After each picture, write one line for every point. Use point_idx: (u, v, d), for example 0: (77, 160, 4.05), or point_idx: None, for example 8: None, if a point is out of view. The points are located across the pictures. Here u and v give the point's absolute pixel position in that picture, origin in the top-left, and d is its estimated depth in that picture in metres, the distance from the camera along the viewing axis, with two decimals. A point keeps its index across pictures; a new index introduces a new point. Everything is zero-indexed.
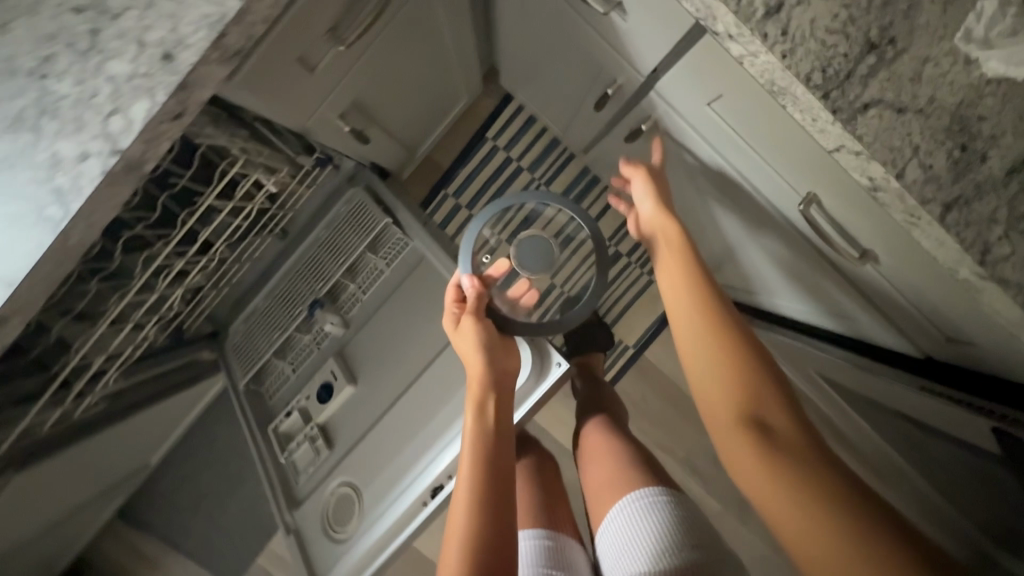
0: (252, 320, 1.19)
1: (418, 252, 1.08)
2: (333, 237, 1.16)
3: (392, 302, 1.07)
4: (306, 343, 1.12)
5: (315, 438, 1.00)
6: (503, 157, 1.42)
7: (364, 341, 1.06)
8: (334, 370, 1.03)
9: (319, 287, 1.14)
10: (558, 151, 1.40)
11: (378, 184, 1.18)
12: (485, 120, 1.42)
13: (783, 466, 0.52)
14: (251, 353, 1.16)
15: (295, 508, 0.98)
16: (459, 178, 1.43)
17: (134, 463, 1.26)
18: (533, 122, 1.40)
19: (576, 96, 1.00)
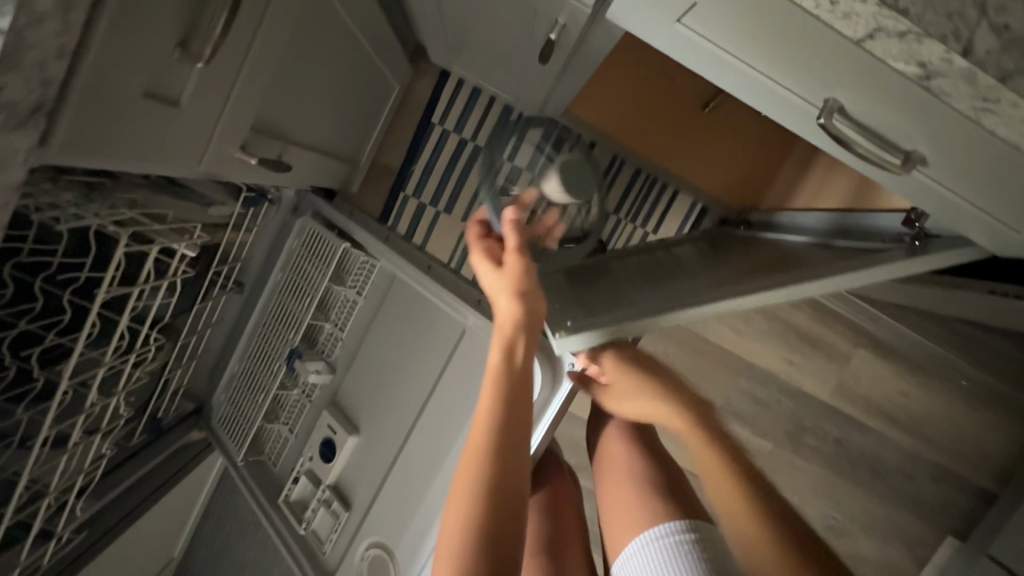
0: (234, 387, 1.08)
1: (387, 272, 0.95)
2: (292, 278, 1.04)
3: (375, 333, 0.96)
4: (295, 398, 1.01)
5: (330, 500, 0.90)
6: (456, 141, 1.28)
7: (355, 383, 0.95)
8: (332, 423, 0.92)
9: (292, 336, 1.02)
10: (513, 119, 1.26)
11: (324, 206, 1.05)
12: (426, 105, 1.27)
13: None
14: (240, 424, 1.06)
15: None
16: (415, 176, 1.30)
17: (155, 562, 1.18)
18: (479, 94, 1.25)
19: (517, 54, 0.86)
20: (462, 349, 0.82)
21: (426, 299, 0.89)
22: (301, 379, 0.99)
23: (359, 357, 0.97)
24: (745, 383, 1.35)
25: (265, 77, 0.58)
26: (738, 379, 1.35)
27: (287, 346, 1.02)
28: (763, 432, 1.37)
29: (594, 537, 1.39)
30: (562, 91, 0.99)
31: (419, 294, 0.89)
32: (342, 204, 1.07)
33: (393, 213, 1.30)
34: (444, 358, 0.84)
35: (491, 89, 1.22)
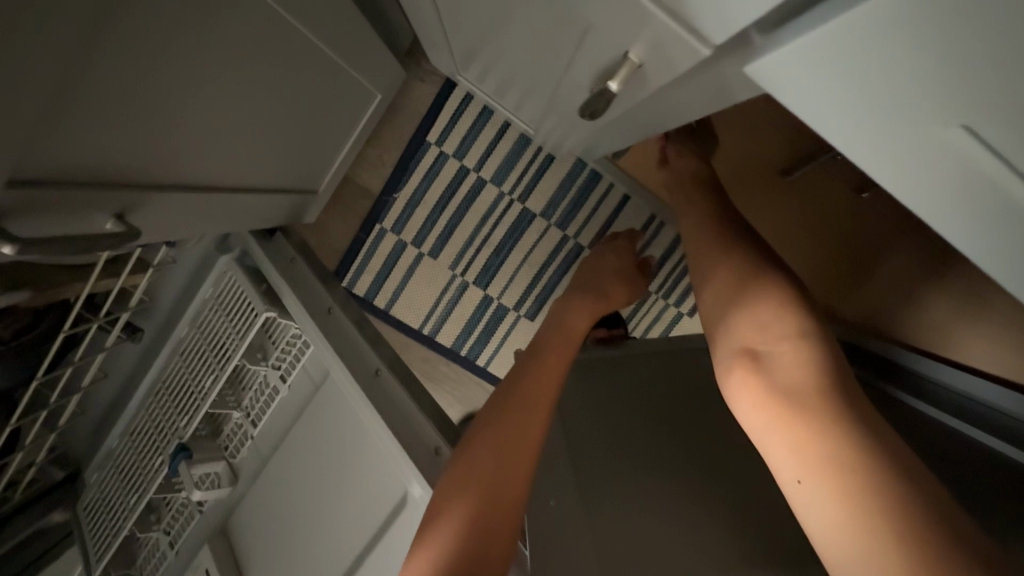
0: (109, 467, 0.80)
1: (321, 361, 0.67)
2: (200, 337, 0.76)
3: (291, 444, 0.68)
4: (181, 504, 0.74)
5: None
6: (453, 169, 0.99)
7: (254, 511, 0.68)
8: (210, 570, 0.65)
9: (185, 420, 0.74)
10: (531, 150, 0.98)
11: (254, 247, 0.76)
12: (421, 118, 0.99)
13: (802, 401, 0.35)
14: (101, 526, 0.77)
15: None
16: (396, 206, 1.01)
17: None
18: (490, 114, 0.97)
19: (545, 79, 0.58)
20: (392, 539, 0.52)
21: (360, 424, 0.60)
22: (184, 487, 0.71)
23: (268, 472, 0.69)
24: None
25: (17, 90, 0.32)
26: None
27: (176, 434, 0.74)
28: None
29: None
30: (601, 137, 0.71)
31: (352, 412, 0.61)
32: (281, 243, 0.79)
33: (363, 250, 1.02)
34: (369, 525, 0.55)
35: (505, 111, 0.93)
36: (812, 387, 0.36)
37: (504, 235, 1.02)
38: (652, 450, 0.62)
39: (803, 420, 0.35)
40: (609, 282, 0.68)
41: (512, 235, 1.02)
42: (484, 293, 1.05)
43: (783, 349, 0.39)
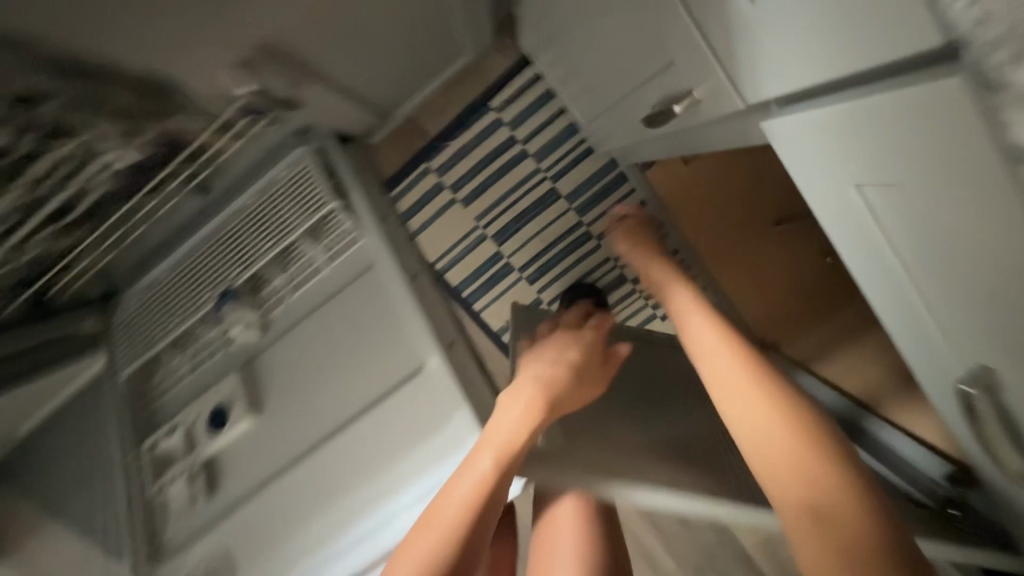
0: (152, 293, 0.94)
1: (368, 255, 0.81)
2: (264, 207, 0.89)
3: (323, 312, 0.81)
4: (211, 339, 0.87)
5: (195, 476, 0.77)
6: (505, 135, 1.13)
7: (277, 357, 0.81)
8: (235, 391, 0.79)
9: (237, 271, 0.88)
10: (575, 140, 1.13)
11: (331, 148, 0.89)
12: (490, 83, 1.12)
13: (826, 518, 0.44)
14: (139, 341, 0.92)
15: (154, 564, 0.75)
16: (446, 153, 1.15)
17: None
18: (550, 99, 1.11)
19: (615, 86, 0.73)
20: (401, 396, 0.68)
21: (392, 309, 0.74)
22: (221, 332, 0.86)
23: (295, 332, 0.82)
24: None
25: None
26: None
27: (228, 280, 0.88)
28: None
29: None
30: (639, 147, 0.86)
31: (388, 298, 0.75)
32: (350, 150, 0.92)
33: (406, 183, 1.15)
34: (383, 383, 0.70)
35: (565, 101, 1.07)
36: (829, 497, 0.45)
37: (530, 204, 1.17)
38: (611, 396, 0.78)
39: (814, 527, 0.44)
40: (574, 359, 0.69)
41: (536, 207, 1.17)
42: (497, 250, 1.19)
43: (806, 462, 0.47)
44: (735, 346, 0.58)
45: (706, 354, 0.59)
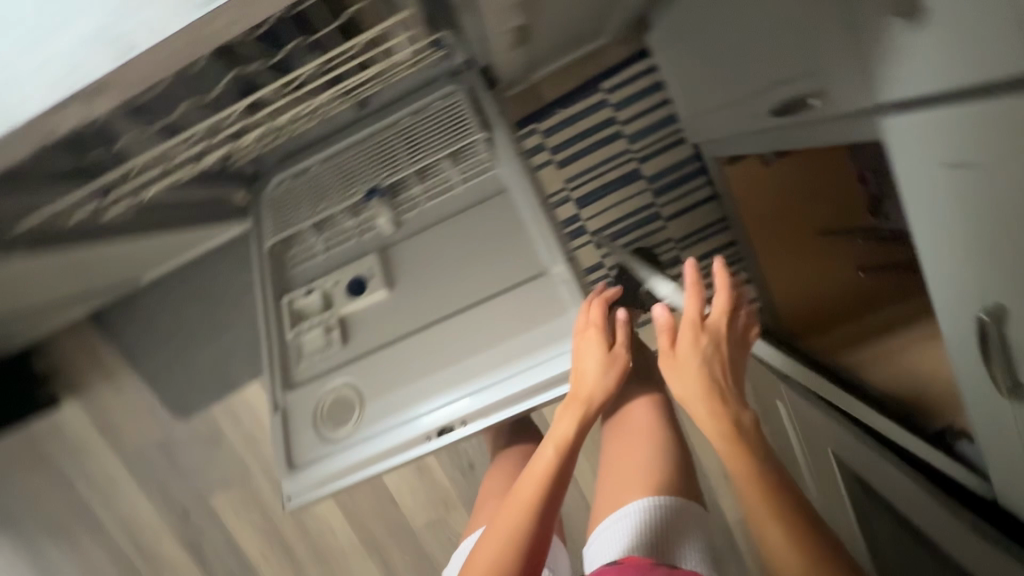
0: (301, 180, 1.11)
1: (501, 182, 0.97)
2: (413, 127, 1.06)
3: (454, 221, 0.97)
4: (347, 228, 1.03)
5: (331, 327, 0.94)
6: (609, 113, 1.30)
7: (409, 249, 0.97)
8: (374, 267, 0.95)
9: (383, 174, 1.04)
10: (667, 131, 1.30)
11: (480, 89, 1.05)
12: (608, 66, 1.28)
13: (776, 503, 0.64)
14: (280, 216, 1.07)
15: (288, 389, 0.92)
16: (554, 119, 1.31)
17: (134, 270, 1.26)
18: (655, 91, 1.28)
19: (740, 85, 0.89)
20: (525, 289, 0.85)
21: (521, 227, 0.91)
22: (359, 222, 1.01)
23: (427, 233, 0.98)
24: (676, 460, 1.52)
25: None
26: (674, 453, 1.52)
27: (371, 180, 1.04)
28: None
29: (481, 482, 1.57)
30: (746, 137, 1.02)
31: (518, 217, 0.92)
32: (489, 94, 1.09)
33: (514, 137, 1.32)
34: (506, 280, 0.87)
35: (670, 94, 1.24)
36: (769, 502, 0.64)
37: (615, 178, 1.34)
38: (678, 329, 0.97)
39: (771, 510, 0.63)
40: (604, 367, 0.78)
41: (620, 182, 1.34)
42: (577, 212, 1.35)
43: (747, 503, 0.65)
44: (713, 385, 0.72)
45: (691, 398, 0.72)
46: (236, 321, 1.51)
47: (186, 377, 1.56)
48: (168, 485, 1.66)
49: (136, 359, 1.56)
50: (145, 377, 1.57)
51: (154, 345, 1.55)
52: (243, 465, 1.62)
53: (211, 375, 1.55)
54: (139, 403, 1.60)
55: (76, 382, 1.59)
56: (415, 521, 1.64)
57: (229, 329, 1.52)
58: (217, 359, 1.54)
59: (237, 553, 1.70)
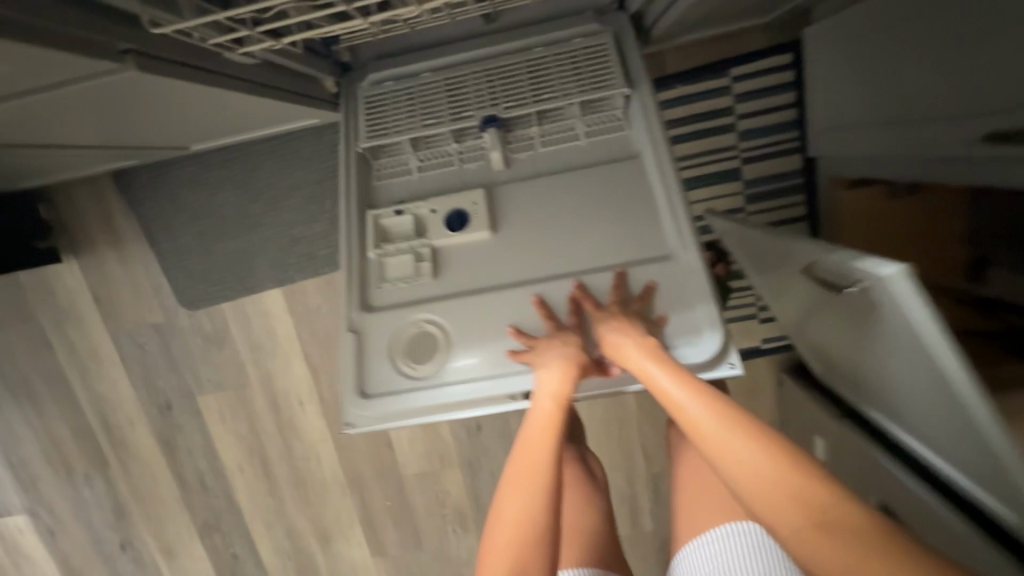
0: (402, 83, 0.99)
1: (633, 148, 0.90)
2: (545, 61, 0.95)
3: (575, 177, 0.90)
4: (449, 150, 0.95)
5: (421, 257, 0.87)
6: (729, 103, 1.22)
7: (517, 193, 0.90)
8: (479, 203, 0.87)
9: (503, 101, 0.93)
10: (781, 137, 1.23)
11: (630, 40, 0.95)
12: (745, 52, 1.19)
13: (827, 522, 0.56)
14: (373, 120, 0.96)
15: (364, 310, 0.86)
16: (671, 93, 1.22)
17: (183, 134, 1.13)
18: (784, 91, 1.20)
19: None
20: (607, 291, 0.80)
21: (652, 203, 0.85)
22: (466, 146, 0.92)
23: (539, 180, 0.90)
24: None
25: None
26: None
27: (485, 104, 0.93)
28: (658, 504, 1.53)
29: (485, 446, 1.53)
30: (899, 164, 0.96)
31: (649, 191, 0.86)
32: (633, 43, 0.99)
33: None
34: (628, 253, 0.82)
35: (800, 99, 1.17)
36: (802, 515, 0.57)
37: (714, 172, 1.27)
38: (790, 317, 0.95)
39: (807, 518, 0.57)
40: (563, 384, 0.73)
41: (717, 177, 1.27)
42: None
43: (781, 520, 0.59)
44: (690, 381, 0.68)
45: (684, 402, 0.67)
46: (272, 219, 1.39)
47: (203, 266, 1.44)
48: (155, 372, 1.56)
49: (151, 232, 1.43)
50: (157, 255, 1.45)
51: (176, 223, 1.42)
52: (241, 371, 1.53)
53: (231, 270, 1.44)
54: (144, 281, 1.47)
55: (81, 242, 1.45)
56: (405, 468, 1.59)
57: (261, 225, 1.40)
58: (240, 255, 1.43)
59: (213, 458, 1.62)
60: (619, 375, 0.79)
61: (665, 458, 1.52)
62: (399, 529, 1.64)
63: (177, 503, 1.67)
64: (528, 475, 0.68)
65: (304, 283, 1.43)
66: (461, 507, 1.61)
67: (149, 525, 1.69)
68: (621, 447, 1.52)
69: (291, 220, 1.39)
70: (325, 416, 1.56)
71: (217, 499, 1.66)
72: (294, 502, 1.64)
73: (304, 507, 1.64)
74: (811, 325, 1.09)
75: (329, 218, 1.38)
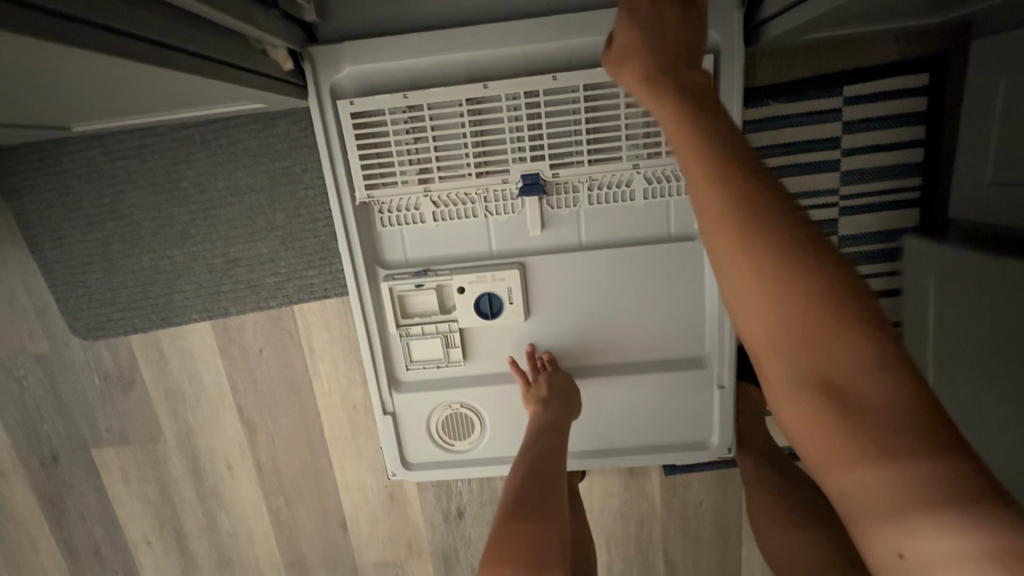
0: (422, 96, 0.76)
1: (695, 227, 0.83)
2: (618, 91, 0.75)
3: (628, 249, 0.84)
4: (475, 194, 0.81)
5: (450, 336, 0.88)
6: (835, 132, 0.90)
7: (557, 259, 0.85)
8: (513, 291, 0.85)
9: (550, 144, 0.77)
10: (896, 184, 0.92)
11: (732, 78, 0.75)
12: (864, 66, 0.88)
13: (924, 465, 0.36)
14: (393, 146, 0.78)
15: (392, 394, 0.91)
16: (760, 112, 0.89)
17: (61, 112, 0.76)
18: (908, 125, 0.89)
19: None
20: (643, 382, 0.90)
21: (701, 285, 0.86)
22: (504, 194, 0.81)
23: (586, 248, 0.85)
24: None
25: None
26: (711, 569, 1.21)
27: (533, 150, 0.78)
28: None
29: (469, 533, 1.21)
30: None
31: (703, 282, 0.85)
32: (735, 62, 0.75)
33: None
34: (664, 327, 0.88)
35: None
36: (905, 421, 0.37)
37: None
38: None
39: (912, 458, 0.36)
40: (563, 418, 0.86)
41: None
42: None
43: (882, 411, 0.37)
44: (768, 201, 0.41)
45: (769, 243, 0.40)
46: (203, 232, 1.03)
47: (105, 285, 1.07)
48: (37, 415, 1.18)
49: (31, 236, 1.04)
50: (42, 265, 1.06)
51: (67, 225, 1.03)
52: (153, 423, 1.17)
53: (143, 293, 1.07)
54: (24, 297, 1.09)
55: None
56: (363, 554, 1.25)
57: (186, 239, 1.03)
58: (157, 275, 1.06)
59: (113, 526, 1.25)
60: (630, 445, 0.94)
61: (689, 566, 1.21)
62: None
63: None
64: (547, 472, 0.80)
65: (242, 317, 1.08)
66: None
67: None
68: (636, 549, 1.21)
69: (227, 235, 1.03)
70: (262, 485, 1.20)
71: None
72: None
73: None
74: None
75: (279, 237, 1.02)
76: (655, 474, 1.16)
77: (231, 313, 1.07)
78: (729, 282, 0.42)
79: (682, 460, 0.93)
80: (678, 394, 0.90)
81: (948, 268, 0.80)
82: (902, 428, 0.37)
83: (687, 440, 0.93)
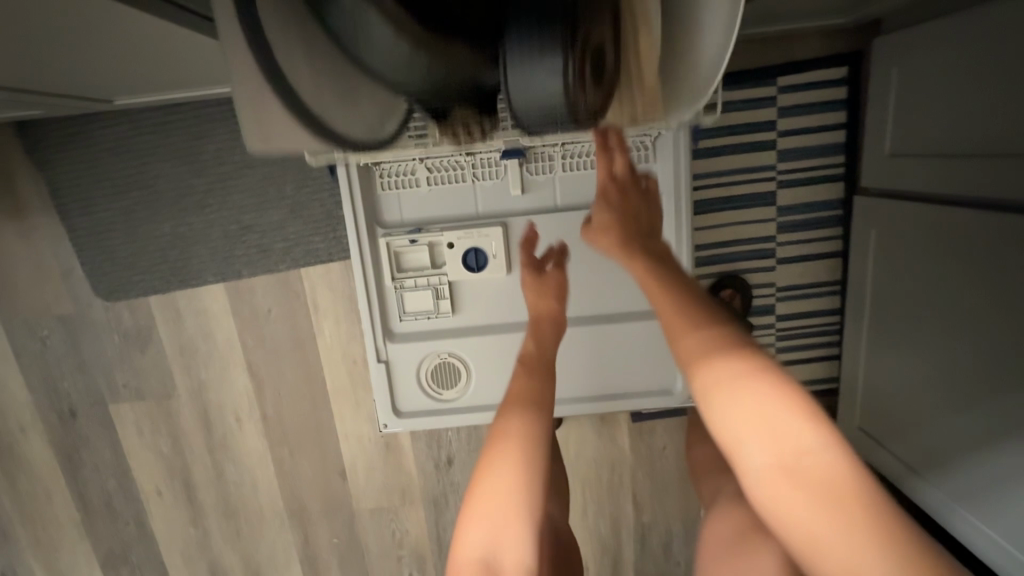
0: None
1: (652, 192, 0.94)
2: None
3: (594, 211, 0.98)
4: (463, 161, 0.95)
5: (441, 287, 1.01)
6: (771, 116, 1.06)
7: (535, 220, 0.99)
8: (496, 248, 0.99)
9: None
10: (823, 161, 1.09)
11: None
12: (793, 61, 1.04)
13: (852, 505, 0.47)
14: None
15: (389, 340, 1.04)
16: None
17: (108, 84, 0.88)
18: (832, 111, 1.06)
19: None
20: (608, 329, 1.04)
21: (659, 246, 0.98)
22: (489, 162, 0.95)
23: (559, 210, 0.99)
24: (671, 518, 1.35)
25: None
26: (671, 509, 1.35)
27: None
28: (640, 554, 1.38)
29: (456, 479, 1.34)
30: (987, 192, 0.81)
31: None
32: None
33: None
34: (626, 280, 1.03)
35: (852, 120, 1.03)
36: (836, 475, 0.49)
37: (743, 193, 1.10)
38: (939, 326, 0.86)
39: (843, 492, 0.48)
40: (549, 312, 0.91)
41: (748, 200, 1.11)
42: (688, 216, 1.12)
43: (818, 459, 0.49)
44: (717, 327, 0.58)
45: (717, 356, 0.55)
46: (219, 199, 1.14)
47: (126, 248, 1.18)
48: (56, 372, 1.27)
49: (58, 203, 1.15)
50: (69, 230, 1.17)
51: (94, 194, 1.14)
52: (167, 379, 1.27)
53: (162, 258, 1.18)
54: (50, 260, 1.19)
55: None
56: (359, 502, 1.36)
57: (202, 206, 1.15)
58: (174, 239, 1.17)
59: (125, 478, 1.35)
60: (599, 389, 1.07)
61: (655, 508, 1.35)
62: (344, 569, 1.41)
63: (76, 530, 1.39)
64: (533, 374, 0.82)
65: (252, 279, 1.20)
66: (420, 551, 1.40)
67: (38, 551, 1.40)
68: (607, 493, 1.34)
69: (240, 203, 1.15)
70: (267, 438, 1.31)
71: (126, 528, 1.38)
72: (221, 534, 1.39)
73: (232, 541, 1.39)
74: (885, 363, 1.00)
75: (288, 205, 1.15)
76: (623, 423, 1.30)
77: (242, 274, 1.19)
78: (709, 380, 0.54)
79: (646, 404, 1.06)
80: (639, 340, 1.04)
81: (881, 217, 0.97)
82: (830, 479, 0.48)
83: (649, 386, 1.06)
